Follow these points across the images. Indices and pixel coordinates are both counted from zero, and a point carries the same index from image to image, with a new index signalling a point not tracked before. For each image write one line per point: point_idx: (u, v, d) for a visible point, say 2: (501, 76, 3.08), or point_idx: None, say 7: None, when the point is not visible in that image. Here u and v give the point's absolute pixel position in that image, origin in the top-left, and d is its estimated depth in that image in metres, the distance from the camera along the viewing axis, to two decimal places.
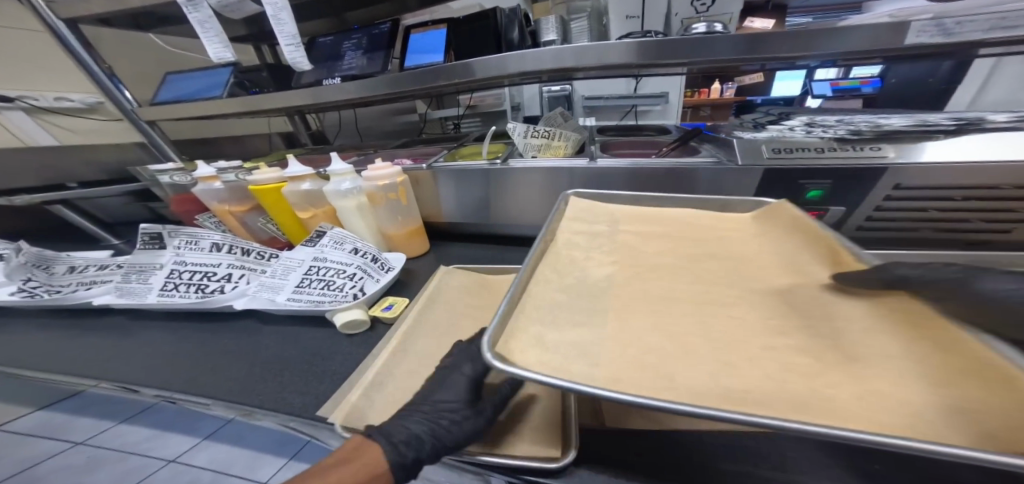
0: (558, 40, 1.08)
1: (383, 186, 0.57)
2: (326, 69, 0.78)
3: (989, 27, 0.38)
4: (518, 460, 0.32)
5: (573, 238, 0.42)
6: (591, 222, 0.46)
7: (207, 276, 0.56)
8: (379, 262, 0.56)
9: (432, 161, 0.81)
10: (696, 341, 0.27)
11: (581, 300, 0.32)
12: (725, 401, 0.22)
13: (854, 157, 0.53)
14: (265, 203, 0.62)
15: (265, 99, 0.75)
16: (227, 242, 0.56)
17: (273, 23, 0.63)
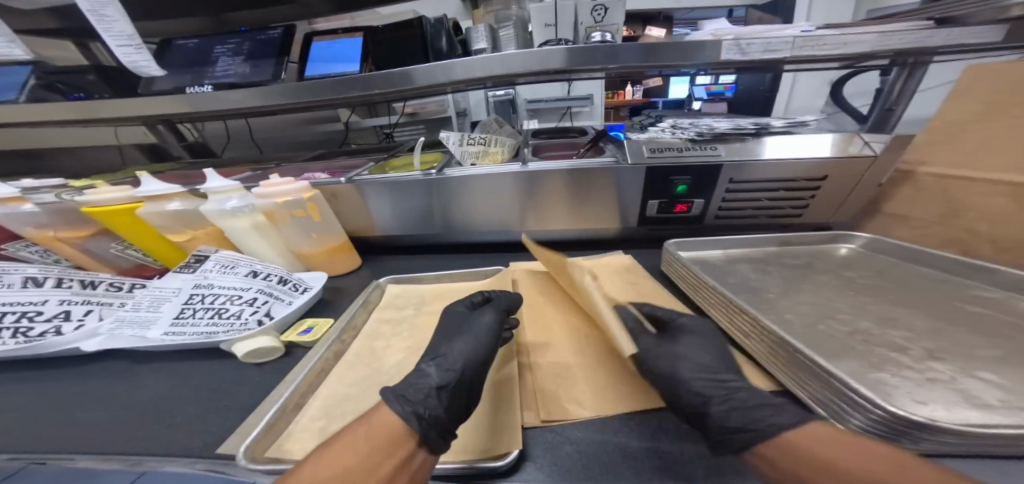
0: (489, 48, 1.08)
1: (284, 203, 0.55)
2: (191, 75, 0.71)
3: (763, 49, 0.51)
4: (470, 465, 0.34)
5: (382, 327, 0.57)
6: (400, 308, 0.63)
7: (28, 317, 0.49)
8: (290, 283, 0.54)
9: (353, 174, 0.77)
10: None
11: (371, 386, 0.44)
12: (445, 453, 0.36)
13: (703, 154, 0.62)
14: (113, 226, 0.56)
15: (101, 105, 0.67)
16: (52, 276, 0.51)
17: (95, 20, 0.60)
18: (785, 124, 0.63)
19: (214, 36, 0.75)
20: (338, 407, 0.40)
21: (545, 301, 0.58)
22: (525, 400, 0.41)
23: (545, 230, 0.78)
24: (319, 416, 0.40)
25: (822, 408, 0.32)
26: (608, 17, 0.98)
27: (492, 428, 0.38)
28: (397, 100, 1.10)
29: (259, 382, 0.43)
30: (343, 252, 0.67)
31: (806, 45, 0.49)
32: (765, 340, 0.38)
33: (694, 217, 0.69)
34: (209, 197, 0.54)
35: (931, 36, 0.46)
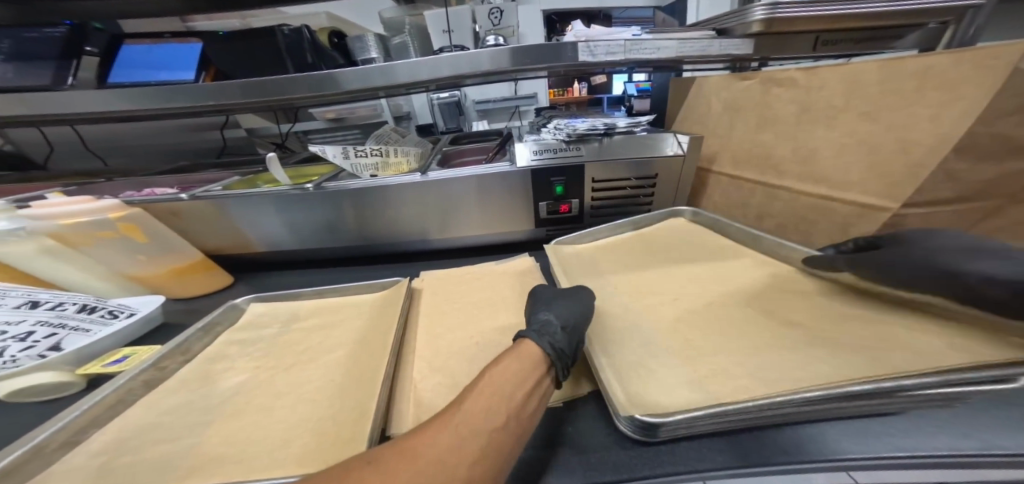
0: (382, 58, 0.94)
1: (74, 224, 0.49)
2: None
3: (601, 52, 0.57)
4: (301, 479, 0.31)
5: (229, 349, 0.52)
6: (260, 328, 0.57)
7: None
8: (102, 310, 0.48)
9: (198, 190, 0.70)
10: (273, 436, 0.37)
11: (186, 415, 0.40)
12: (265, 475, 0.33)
13: (573, 156, 0.68)
14: None
15: None
16: None
17: None
18: (628, 124, 0.69)
19: None
20: (116, 439, 0.37)
21: (425, 313, 0.59)
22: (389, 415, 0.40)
23: (456, 236, 0.78)
24: (101, 454, 0.35)
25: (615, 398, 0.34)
26: (504, 20, 1.02)
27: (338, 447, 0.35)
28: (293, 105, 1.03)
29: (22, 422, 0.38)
30: (194, 273, 0.61)
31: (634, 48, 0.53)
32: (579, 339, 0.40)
33: (576, 217, 0.75)
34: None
35: (709, 46, 0.54)
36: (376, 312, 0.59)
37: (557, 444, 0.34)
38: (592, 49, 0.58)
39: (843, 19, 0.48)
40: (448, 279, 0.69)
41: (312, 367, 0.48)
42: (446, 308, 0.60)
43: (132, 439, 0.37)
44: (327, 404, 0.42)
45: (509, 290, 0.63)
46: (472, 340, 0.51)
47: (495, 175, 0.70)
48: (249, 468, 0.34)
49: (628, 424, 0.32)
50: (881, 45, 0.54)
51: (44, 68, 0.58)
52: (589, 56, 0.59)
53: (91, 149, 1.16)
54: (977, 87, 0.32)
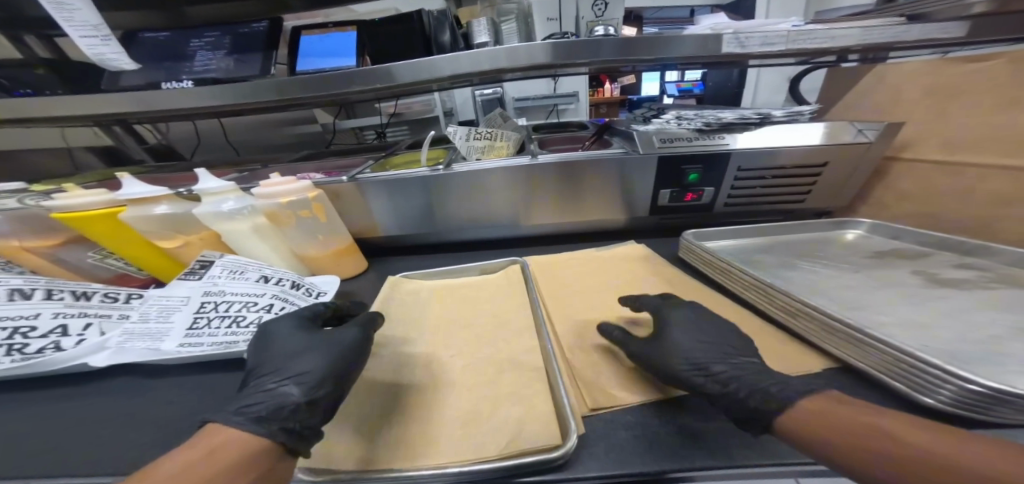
0: (492, 42, 0.98)
1: (287, 203, 0.52)
2: (165, 71, 0.63)
3: (763, 43, 0.54)
4: (522, 454, 0.32)
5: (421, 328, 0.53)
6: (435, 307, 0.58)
7: (19, 333, 0.42)
8: (303, 288, 0.50)
9: (354, 173, 0.74)
10: (455, 405, 0.39)
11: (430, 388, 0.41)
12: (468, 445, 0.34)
13: (710, 143, 0.65)
14: (88, 233, 0.48)
15: (43, 103, 0.60)
16: (42, 287, 0.44)
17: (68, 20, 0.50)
18: (785, 114, 0.65)
19: (191, 29, 0.68)
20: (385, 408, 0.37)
21: (463, 310, 0.56)
22: (575, 390, 0.40)
23: (560, 222, 0.78)
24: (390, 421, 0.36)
25: (898, 381, 0.31)
26: (608, 11, 0.98)
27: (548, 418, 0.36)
28: (391, 97, 1.04)
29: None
30: (349, 254, 0.64)
31: (795, 39, 0.53)
32: (812, 320, 0.38)
33: (705, 205, 0.72)
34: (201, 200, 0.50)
35: (904, 32, 0.51)
36: (502, 290, 0.61)
37: None
38: (741, 41, 0.57)
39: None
40: (559, 263, 0.69)
41: (468, 337, 0.50)
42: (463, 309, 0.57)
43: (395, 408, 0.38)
44: (492, 377, 0.42)
45: (609, 275, 0.62)
46: (580, 325, 0.50)
47: (610, 161, 0.68)
48: (457, 439, 0.35)
49: (943, 396, 0.28)
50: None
51: (254, 59, 0.63)
52: (738, 47, 0.57)
53: (232, 141, 1.24)
54: None
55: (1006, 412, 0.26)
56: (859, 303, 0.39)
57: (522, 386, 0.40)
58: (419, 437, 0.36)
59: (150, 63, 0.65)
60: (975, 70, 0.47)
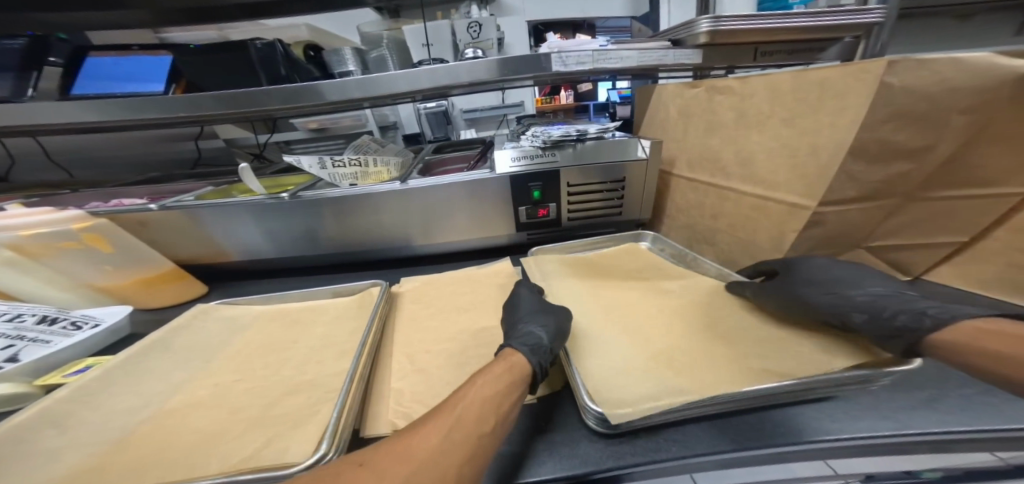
0: (359, 70, 0.97)
1: (34, 235, 0.49)
2: None
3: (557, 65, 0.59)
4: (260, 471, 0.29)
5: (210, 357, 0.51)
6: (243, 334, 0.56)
7: None
8: (63, 322, 0.47)
9: (169, 201, 0.70)
10: (187, 427, 0.36)
11: (165, 411, 0.38)
12: (176, 470, 0.30)
13: (547, 162, 0.69)
14: None
15: None
16: None
17: None
18: (598, 130, 0.71)
19: None
20: (84, 437, 0.34)
21: (280, 334, 0.53)
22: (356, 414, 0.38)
23: (448, 243, 0.79)
24: (80, 453, 0.32)
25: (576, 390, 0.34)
26: (483, 33, 1.09)
27: (287, 430, 0.34)
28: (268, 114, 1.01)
29: None
30: (164, 284, 0.59)
31: (601, 58, 0.56)
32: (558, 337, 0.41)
33: (555, 221, 0.76)
34: None
35: (665, 55, 0.58)
36: (331, 309, 0.59)
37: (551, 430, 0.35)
38: (564, 60, 0.61)
39: (773, 32, 0.52)
40: (437, 282, 0.70)
41: (257, 357, 0.48)
42: (278, 333, 0.53)
43: (100, 436, 0.35)
44: (248, 398, 0.40)
45: (458, 299, 0.63)
46: (400, 350, 0.50)
47: (474, 182, 0.71)
48: (163, 463, 0.32)
49: (593, 416, 0.33)
50: (810, 57, 0.58)
51: (3, 79, 0.59)
52: (561, 66, 0.61)
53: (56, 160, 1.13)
54: (839, 103, 0.34)
55: None
56: None
57: (288, 406, 0.38)
58: (120, 461, 0.32)
59: None
60: (691, 96, 0.54)
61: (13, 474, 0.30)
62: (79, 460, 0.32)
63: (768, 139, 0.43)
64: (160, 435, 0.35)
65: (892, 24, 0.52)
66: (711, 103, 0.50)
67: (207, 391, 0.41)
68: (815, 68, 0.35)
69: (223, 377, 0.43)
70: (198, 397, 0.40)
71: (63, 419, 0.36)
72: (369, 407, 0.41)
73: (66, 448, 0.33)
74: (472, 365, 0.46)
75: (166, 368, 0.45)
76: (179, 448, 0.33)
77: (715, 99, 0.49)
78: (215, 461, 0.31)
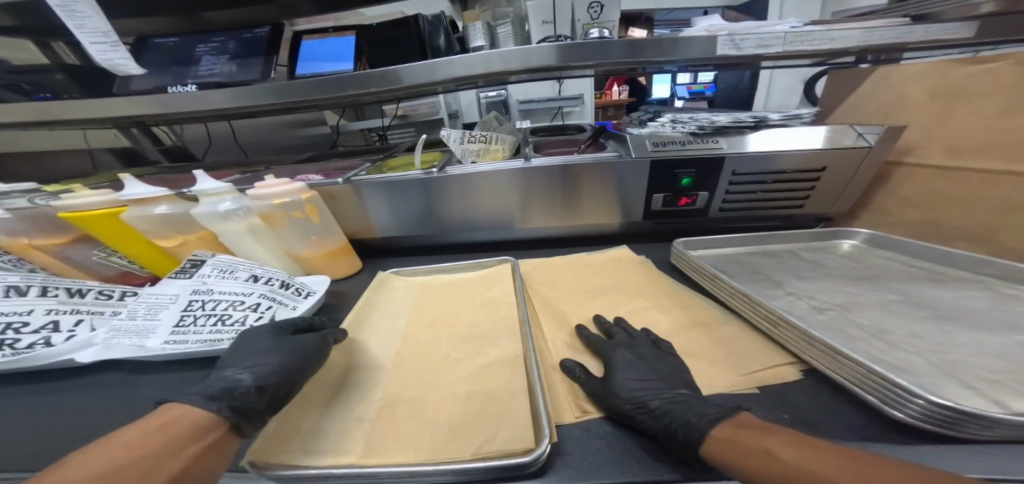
0: (487, 45, 1.04)
1: (282, 204, 0.53)
2: (172, 75, 0.65)
3: (757, 44, 0.54)
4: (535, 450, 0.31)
5: (413, 330, 0.53)
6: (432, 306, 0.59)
7: (13, 328, 0.45)
8: (294, 287, 0.50)
9: (349, 175, 0.75)
10: (456, 399, 0.40)
11: (423, 384, 0.43)
12: (477, 442, 0.34)
13: (704, 148, 0.63)
14: (96, 233, 0.51)
15: (69, 106, 0.61)
16: (42, 284, 0.47)
17: (66, 15, 0.50)
18: (782, 118, 0.64)
19: (196, 33, 0.68)
20: (385, 407, 0.39)
21: (448, 311, 0.57)
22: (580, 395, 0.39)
23: (557, 226, 0.77)
24: (392, 422, 0.37)
25: (872, 393, 0.30)
26: (606, 13, 0.98)
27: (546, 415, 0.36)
28: (393, 100, 1.04)
29: None
30: (343, 256, 0.64)
31: (795, 40, 0.51)
32: (793, 330, 0.37)
33: (700, 210, 0.70)
34: (200, 200, 0.50)
35: (908, 32, 0.49)
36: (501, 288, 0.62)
37: None
38: (735, 44, 0.55)
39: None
40: (552, 265, 0.68)
41: (462, 334, 0.51)
42: (433, 311, 0.57)
43: (393, 406, 0.39)
44: (489, 377, 0.42)
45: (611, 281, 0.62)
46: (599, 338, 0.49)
47: (602, 165, 0.67)
48: (463, 433, 0.35)
49: (914, 409, 0.27)
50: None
51: (256, 64, 0.64)
52: (734, 49, 0.55)
53: (241, 143, 1.22)
54: None
55: (978, 428, 0.26)
56: (879, 329, 0.36)
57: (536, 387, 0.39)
58: (426, 430, 0.36)
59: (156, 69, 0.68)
60: (976, 72, 0.46)
61: (319, 441, 0.35)
62: (366, 425, 0.37)
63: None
64: (442, 408, 0.39)
65: None
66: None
67: (440, 367, 0.45)
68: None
69: (440, 354, 0.48)
70: (421, 373, 0.44)
71: (331, 388, 0.42)
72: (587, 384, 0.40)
73: (344, 410, 0.39)
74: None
75: (376, 343, 0.49)
76: (467, 418, 0.37)
77: None
78: (498, 435, 0.34)
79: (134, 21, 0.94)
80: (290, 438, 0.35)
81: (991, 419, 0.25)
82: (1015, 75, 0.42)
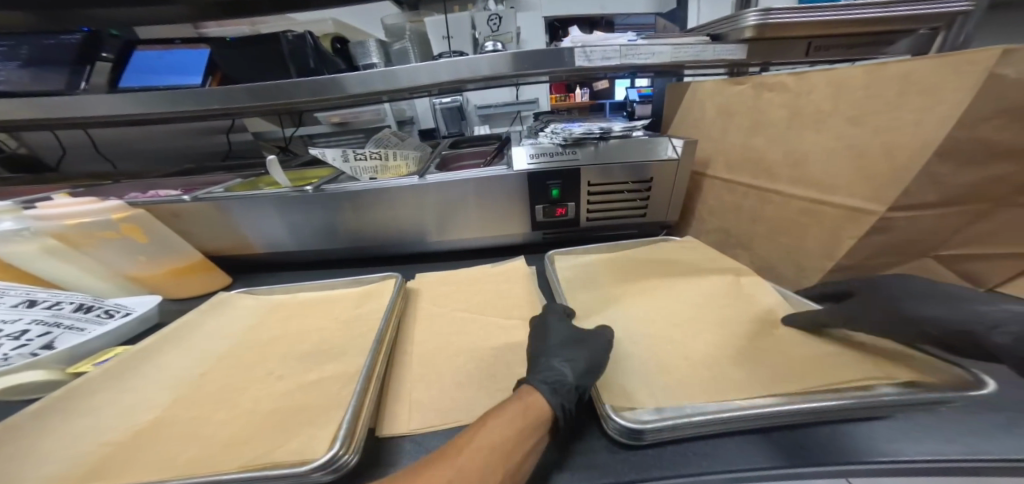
0: (382, 63, 0.98)
1: (78, 226, 0.49)
2: None
3: (590, 58, 0.56)
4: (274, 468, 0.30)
5: None
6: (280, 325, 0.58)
7: None
8: (99, 309, 0.48)
9: (202, 192, 0.71)
10: (237, 413, 0.37)
11: (210, 394, 0.40)
12: (223, 457, 0.32)
13: (567, 160, 0.67)
14: None
15: None
16: None
17: None
18: (623, 130, 0.68)
19: None
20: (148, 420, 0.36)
21: (300, 327, 0.53)
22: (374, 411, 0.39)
23: (474, 238, 0.78)
24: (144, 438, 0.34)
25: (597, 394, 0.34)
26: (502, 26, 1.05)
27: (314, 422, 0.35)
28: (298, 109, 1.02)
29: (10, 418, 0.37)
30: (193, 274, 0.60)
31: (630, 54, 0.53)
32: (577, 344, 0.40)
33: (572, 221, 0.73)
34: None
35: (703, 51, 0.53)
36: (364, 300, 0.60)
37: (581, 435, 0.34)
38: (587, 54, 0.60)
39: (830, 25, 0.48)
40: (445, 280, 0.70)
41: (287, 345, 0.49)
42: (279, 323, 0.55)
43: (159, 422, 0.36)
44: (288, 390, 0.41)
45: (470, 295, 0.64)
46: (420, 352, 0.50)
47: (491, 180, 0.69)
48: (215, 451, 0.33)
49: (615, 426, 0.32)
50: (877, 52, 0.54)
51: (57, 74, 0.60)
52: (585, 61, 0.60)
53: (102, 152, 1.13)
54: (929, 99, 0.31)
55: (645, 427, 0.30)
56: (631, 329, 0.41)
57: (322, 399, 0.39)
58: (177, 445, 0.33)
59: None
60: (734, 93, 0.53)
61: (31, 467, 0.30)
62: (107, 448, 0.33)
63: (829, 140, 0.40)
64: (215, 418, 0.37)
65: (981, 13, 0.46)
66: (759, 100, 0.49)
67: (240, 379, 0.43)
68: (897, 61, 0.33)
69: (252, 363, 0.45)
70: (223, 390, 0.41)
71: (95, 399, 0.38)
72: (386, 407, 0.41)
73: (98, 430, 0.35)
74: (490, 367, 0.46)
75: (188, 361, 0.45)
76: (231, 433, 0.35)
77: (763, 96, 0.49)
78: (246, 450, 0.33)
79: None
80: (9, 462, 0.31)
81: (654, 427, 0.30)
82: (754, 100, 0.50)
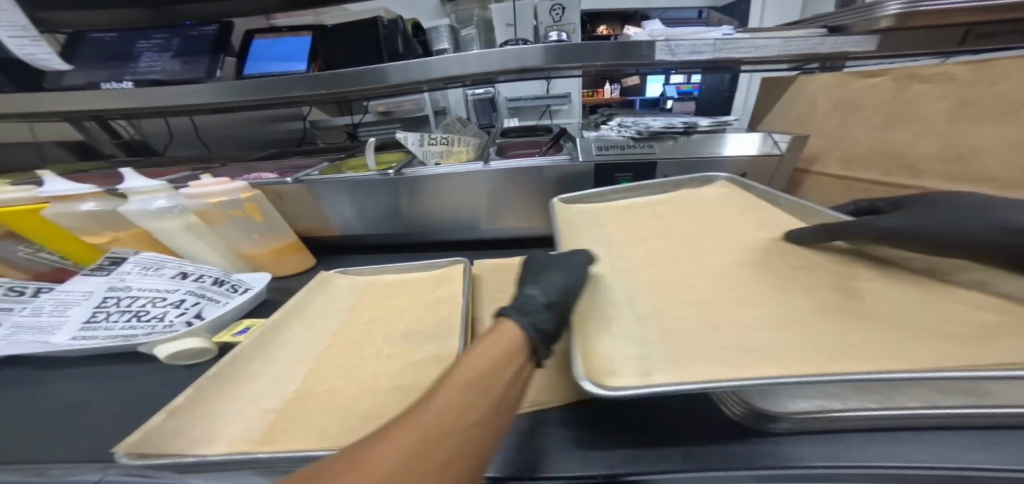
0: (451, 48, 1.00)
1: (217, 204, 0.55)
2: (112, 71, 0.66)
3: (691, 50, 0.54)
4: None
5: None
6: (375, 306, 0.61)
7: None
8: (228, 284, 0.52)
9: (301, 175, 0.76)
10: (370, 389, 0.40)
11: (339, 371, 0.43)
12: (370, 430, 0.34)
13: (642, 153, 0.66)
14: (18, 229, 0.52)
15: (11, 103, 0.62)
16: None
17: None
18: (709, 124, 0.67)
19: (138, 30, 0.70)
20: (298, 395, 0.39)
21: (389, 308, 0.56)
22: None
23: (531, 227, 0.78)
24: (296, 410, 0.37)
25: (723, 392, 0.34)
26: (565, 17, 1.00)
27: None
28: (360, 98, 1.04)
29: (181, 382, 0.41)
30: (290, 253, 0.64)
31: (724, 47, 0.52)
32: None
33: None
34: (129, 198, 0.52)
35: (822, 43, 0.50)
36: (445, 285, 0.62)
37: None
38: (671, 49, 0.55)
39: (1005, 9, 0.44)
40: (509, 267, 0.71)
41: (393, 325, 0.52)
42: (374, 304, 0.57)
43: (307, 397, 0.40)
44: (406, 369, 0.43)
45: None
46: None
47: (553, 168, 0.69)
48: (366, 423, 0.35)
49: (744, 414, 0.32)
50: None
51: (199, 62, 0.65)
52: (669, 55, 0.55)
53: (203, 138, 1.22)
54: None
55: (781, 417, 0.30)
56: None
57: None
58: (329, 417, 0.36)
59: (100, 64, 0.68)
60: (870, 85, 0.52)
61: (214, 431, 0.34)
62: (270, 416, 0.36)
63: (1012, 134, 0.38)
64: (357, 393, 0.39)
65: None
66: (908, 91, 0.47)
67: (359, 357, 0.45)
68: None
69: (363, 343, 0.48)
70: (344, 366, 0.44)
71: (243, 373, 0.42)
72: None
73: (256, 399, 0.38)
74: None
75: (306, 338, 0.49)
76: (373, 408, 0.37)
77: (914, 87, 0.47)
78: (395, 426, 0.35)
79: (93, 14, 0.92)
80: (196, 425, 0.34)
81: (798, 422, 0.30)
82: (895, 91, 0.49)
